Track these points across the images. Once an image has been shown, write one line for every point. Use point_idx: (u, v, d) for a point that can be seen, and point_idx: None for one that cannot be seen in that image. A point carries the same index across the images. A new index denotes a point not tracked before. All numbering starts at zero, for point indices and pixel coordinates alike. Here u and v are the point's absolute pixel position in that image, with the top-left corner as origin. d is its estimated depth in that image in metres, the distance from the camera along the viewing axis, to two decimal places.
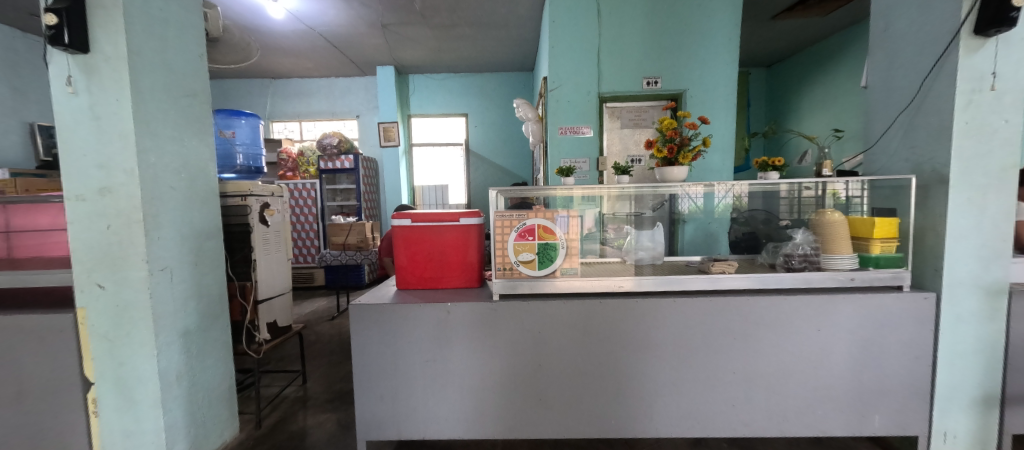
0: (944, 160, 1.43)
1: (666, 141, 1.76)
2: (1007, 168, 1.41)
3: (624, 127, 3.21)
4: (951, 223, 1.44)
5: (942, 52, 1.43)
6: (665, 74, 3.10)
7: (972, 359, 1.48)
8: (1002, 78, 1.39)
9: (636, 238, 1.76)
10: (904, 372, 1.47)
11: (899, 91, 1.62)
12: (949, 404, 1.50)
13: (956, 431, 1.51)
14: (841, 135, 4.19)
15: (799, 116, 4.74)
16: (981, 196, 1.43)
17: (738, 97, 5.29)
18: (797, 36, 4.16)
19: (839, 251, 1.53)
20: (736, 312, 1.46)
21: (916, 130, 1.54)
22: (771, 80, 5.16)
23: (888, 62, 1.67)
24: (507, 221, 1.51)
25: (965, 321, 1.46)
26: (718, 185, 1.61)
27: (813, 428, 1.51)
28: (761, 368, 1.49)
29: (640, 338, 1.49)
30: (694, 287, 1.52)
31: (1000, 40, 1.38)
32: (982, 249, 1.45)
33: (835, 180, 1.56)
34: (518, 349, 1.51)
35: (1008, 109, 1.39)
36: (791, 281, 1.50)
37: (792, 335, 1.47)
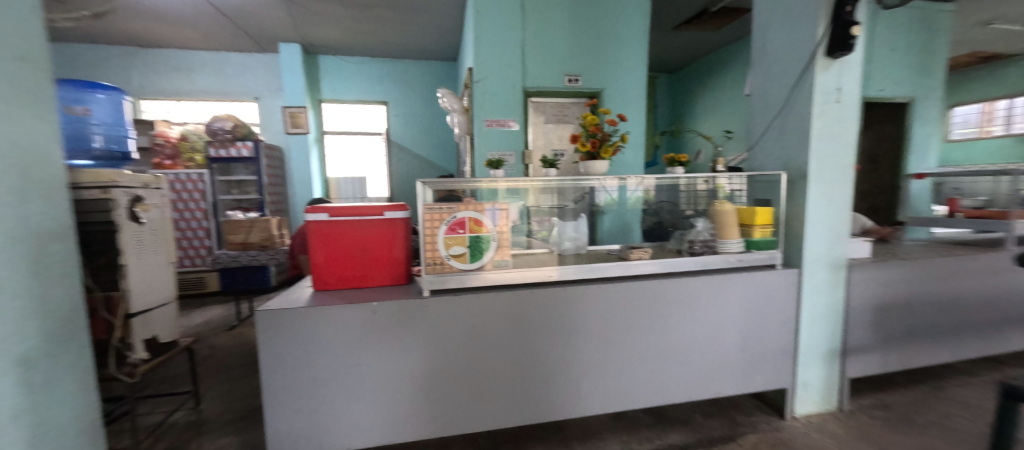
0: (803, 159, 1.75)
1: (589, 136, 1.86)
2: (847, 166, 1.77)
3: (548, 122, 3.33)
4: (810, 211, 1.76)
5: (804, 69, 1.73)
6: (586, 73, 3.25)
7: (824, 321, 1.83)
8: (844, 93, 1.73)
9: (558, 228, 1.85)
10: (777, 335, 1.78)
11: (773, 100, 1.92)
12: (808, 358, 1.84)
13: (814, 381, 1.86)
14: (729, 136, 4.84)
15: (696, 119, 5.39)
16: (829, 189, 1.77)
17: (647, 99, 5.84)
18: (694, 47, 4.70)
19: (729, 236, 1.79)
20: (650, 294, 1.62)
21: (786, 133, 1.83)
22: (672, 85, 5.80)
23: (765, 73, 1.96)
24: (436, 214, 1.46)
25: (819, 290, 1.81)
26: (632, 178, 1.78)
27: (712, 391, 1.75)
28: (671, 343, 1.67)
29: (567, 324, 1.56)
30: (614, 273, 1.64)
31: (841, 61, 1.71)
32: (830, 231, 1.80)
33: (721, 175, 1.84)
34: (449, 344, 1.47)
35: (847, 117, 1.74)
36: (693, 264, 1.71)
37: (695, 311, 1.67)
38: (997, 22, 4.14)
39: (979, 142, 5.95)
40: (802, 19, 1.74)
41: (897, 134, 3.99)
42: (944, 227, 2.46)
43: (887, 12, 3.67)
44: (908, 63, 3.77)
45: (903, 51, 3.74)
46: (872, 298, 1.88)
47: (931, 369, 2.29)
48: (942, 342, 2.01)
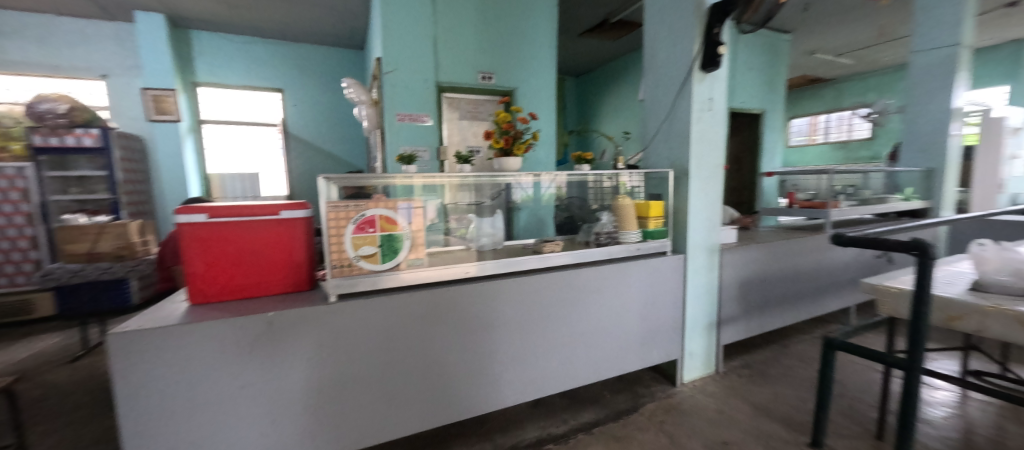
0: (686, 159, 2.00)
1: (502, 133, 1.89)
2: (717, 165, 2.08)
3: (463, 119, 3.27)
4: (692, 204, 2.03)
5: (684, 80, 1.98)
6: (498, 71, 3.28)
7: (704, 297, 2.14)
8: (715, 102, 2.03)
9: (475, 225, 1.85)
10: (668, 313, 2.03)
11: (660, 106, 2.16)
12: (693, 331, 2.13)
13: (697, 350, 2.16)
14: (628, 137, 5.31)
15: (600, 121, 5.85)
16: (706, 184, 2.06)
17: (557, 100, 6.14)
18: (597, 54, 5.09)
19: (628, 227, 1.98)
20: (562, 284, 1.71)
21: (672, 135, 2.08)
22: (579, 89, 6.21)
23: (654, 81, 2.20)
24: (342, 213, 1.33)
25: (699, 272, 2.10)
26: (545, 175, 1.86)
27: (617, 369, 1.92)
28: (582, 328, 1.79)
29: (485, 319, 1.57)
30: (529, 266, 1.70)
31: (712, 75, 2.00)
32: (707, 221, 2.09)
33: (624, 172, 2.03)
34: (360, 350, 1.37)
35: (717, 124, 2.04)
36: (600, 254, 1.86)
37: (601, 297, 1.82)
38: (817, 53, 5.27)
39: (809, 147, 7.48)
40: (682, 35, 1.99)
41: (754, 139, 4.82)
42: (786, 215, 3.05)
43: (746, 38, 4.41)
44: (760, 81, 4.58)
45: (757, 71, 4.53)
46: (739, 276, 2.25)
47: (780, 331, 2.82)
48: (785, 308, 2.50)
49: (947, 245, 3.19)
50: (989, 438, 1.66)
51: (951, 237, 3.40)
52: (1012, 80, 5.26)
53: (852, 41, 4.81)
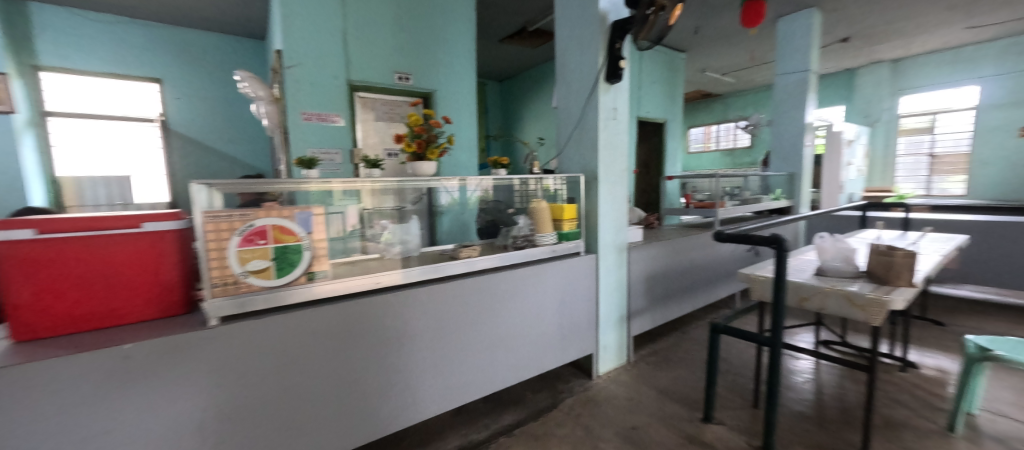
0: (595, 164, 2.13)
1: (415, 137, 1.83)
2: (622, 170, 2.24)
3: (379, 120, 3.14)
4: (601, 206, 2.17)
5: (591, 90, 2.11)
6: (416, 72, 3.19)
7: (614, 294, 2.29)
8: (618, 112, 2.18)
9: (397, 232, 1.76)
10: (583, 311, 2.14)
11: (571, 113, 2.26)
12: (606, 326, 2.27)
13: (609, 344, 2.30)
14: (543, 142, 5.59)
15: (523, 125, 6.00)
16: (612, 188, 2.21)
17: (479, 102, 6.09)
18: (518, 60, 5.21)
19: (544, 230, 2.04)
20: (480, 289, 1.72)
21: (582, 142, 2.19)
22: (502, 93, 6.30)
23: (565, 89, 2.30)
24: (222, 224, 1.17)
25: (609, 270, 2.24)
26: (471, 179, 1.86)
27: (537, 368, 1.97)
28: (501, 331, 1.81)
29: (399, 330, 1.51)
30: (451, 272, 1.68)
31: (615, 86, 2.15)
32: (615, 222, 2.25)
33: (547, 177, 2.09)
34: (252, 377, 1.22)
35: (622, 132, 2.21)
36: (516, 257, 1.90)
37: (519, 299, 1.86)
38: (707, 71, 6.01)
39: (704, 154, 8.42)
40: (588, 47, 2.11)
41: (659, 146, 5.34)
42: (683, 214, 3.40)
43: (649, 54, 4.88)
44: (662, 93, 5.08)
45: (660, 84, 5.03)
46: (644, 271, 2.45)
47: (681, 319, 3.14)
48: (684, 298, 2.79)
49: (804, 236, 3.83)
50: (832, 395, 2.02)
51: (807, 230, 4.09)
52: (845, 102, 6.54)
53: (732, 62, 5.58)
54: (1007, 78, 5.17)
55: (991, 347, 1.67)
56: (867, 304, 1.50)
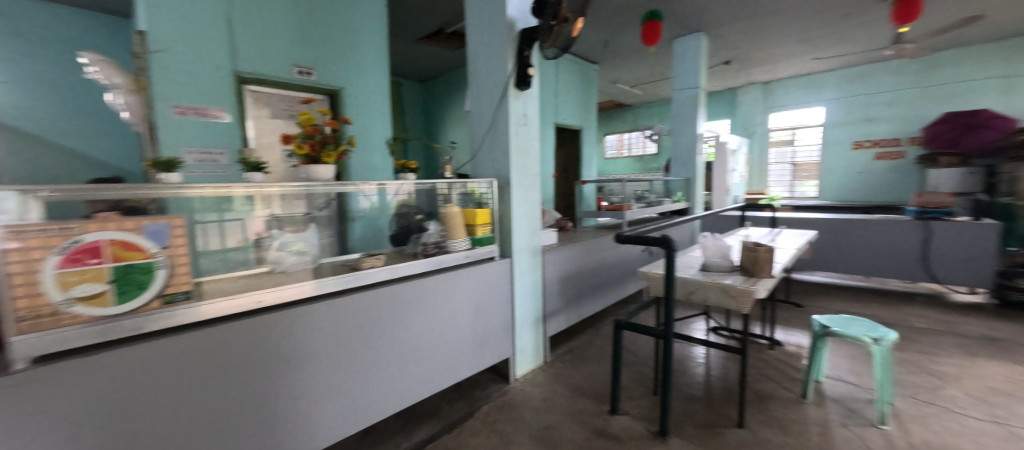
0: (507, 170, 2.15)
1: (306, 138, 1.66)
2: (534, 176, 2.30)
3: (276, 118, 2.86)
4: (514, 211, 2.19)
5: (501, 96, 2.12)
6: (320, 68, 2.96)
7: (530, 297, 2.32)
8: (529, 119, 2.23)
9: (304, 239, 1.64)
10: (499, 315, 2.14)
11: (483, 118, 2.26)
12: (522, 329, 2.29)
13: (526, 347, 2.33)
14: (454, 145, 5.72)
15: (445, 128, 5.90)
16: (525, 193, 2.25)
17: (394, 102, 5.79)
18: (438, 61, 5.11)
19: (456, 235, 2.00)
20: (388, 300, 1.63)
21: (494, 147, 2.20)
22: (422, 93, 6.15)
23: (477, 93, 2.29)
24: (34, 241, 0.92)
25: (524, 273, 2.27)
26: (390, 184, 1.79)
27: (451, 378, 1.91)
28: (412, 343, 1.72)
29: (292, 351, 1.36)
30: (374, 278, 1.63)
31: (525, 93, 2.19)
32: (528, 226, 2.28)
33: (476, 181, 2.07)
34: (83, 425, 0.99)
35: (532, 138, 2.26)
36: (426, 265, 1.83)
37: (431, 308, 1.79)
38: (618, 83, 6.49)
39: (619, 159, 9.06)
40: (498, 52, 2.12)
41: (576, 152, 5.66)
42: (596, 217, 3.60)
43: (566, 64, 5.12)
44: (576, 101, 5.39)
45: (574, 93, 5.32)
46: (558, 273, 2.54)
47: (595, 316, 3.32)
48: (596, 296, 2.95)
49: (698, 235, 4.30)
50: (717, 377, 2.28)
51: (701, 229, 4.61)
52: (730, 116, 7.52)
53: (639, 76, 6.10)
54: (842, 102, 6.39)
55: (829, 324, 2.02)
56: (739, 294, 1.71)
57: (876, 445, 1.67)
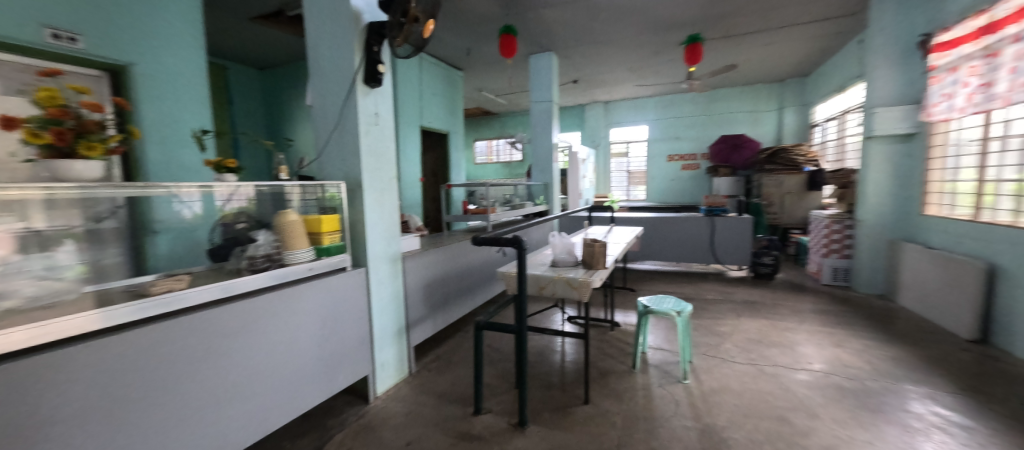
0: (358, 172, 1.98)
1: (47, 124, 1.23)
2: (390, 179, 2.18)
3: (5, 92, 2.26)
4: (368, 216, 2.03)
5: (348, 91, 1.95)
6: (88, 33, 2.43)
7: (389, 307, 2.19)
8: (381, 118, 2.10)
9: (75, 258, 1.35)
10: (354, 330, 1.94)
11: (329, 114, 2.05)
12: (382, 342, 2.14)
13: (387, 361, 2.19)
14: (294, 143, 5.21)
15: (292, 125, 5.19)
16: (380, 197, 2.11)
17: (215, 89, 4.71)
18: (280, 47, 4.47)
19: (297, 246, 1.75)
20: (202, 329, 1.30)
21: (344, 146, 2.01)
22: (264, 83, 5.28)
23: (321, 87, 2.06)
24: None
25: (382, 282, 2.13)
26: (219, 187, 1.57)
27: (294, 410, 1.64)
28: (237, 377, 1.41)
29: (30, 415, 0.96)
30: (202, 298, 1.37)
31: (376, 91, 2.07)
32: (385, 232, 2.15)
33: (333, 184, 1.95)
34: None
35: (387, 138, 2.15)
36: (255, 282, 1.54)
37: (265, 332, 1.51)
38: (483, 90, 6.77)
39: (488, 165, 9.43)
40: (342, 43, 1.94)
41: (444, 156, 5.74)
42: (462, 220, 3.65)
43: (430, 67, 5.11)
44: (441, 104, 5.44)
45: (439, 97, 5.36)
46: (420, 279, 2.47)
47: (463, 318, 3.37)
48: (461, 299, 2.99)
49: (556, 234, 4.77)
50: (569, 361, 2.54)
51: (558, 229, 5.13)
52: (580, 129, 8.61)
53: (502, 86, 6.47)
54: (659, 123, 7.97)
55: (648, 304, 2.45)
56: (580, 286, 1.92)
57: (680, 396, 2.10)
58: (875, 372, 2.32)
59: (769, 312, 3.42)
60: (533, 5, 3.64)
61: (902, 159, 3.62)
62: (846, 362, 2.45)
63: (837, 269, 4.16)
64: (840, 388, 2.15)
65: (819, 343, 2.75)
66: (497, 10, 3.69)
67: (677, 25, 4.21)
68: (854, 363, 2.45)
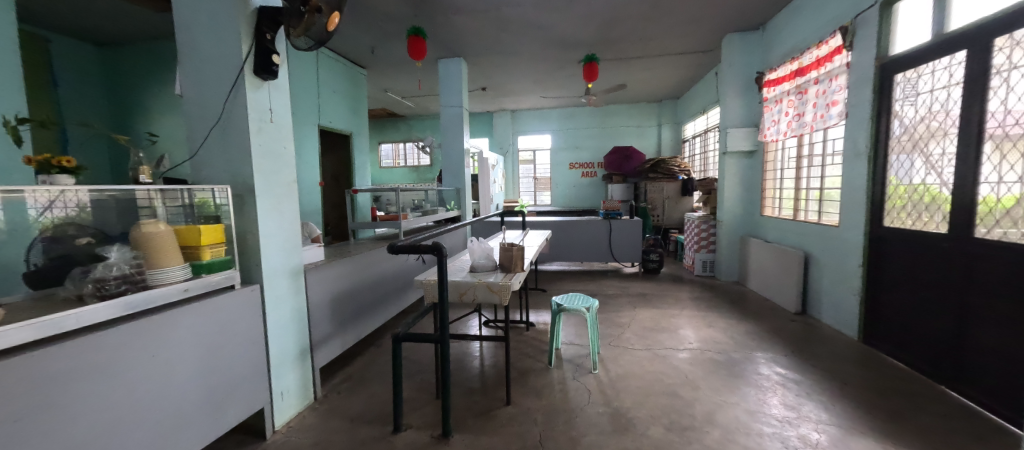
0: (248, 175, 1.72)
1: None
2: (289, 183, 1.95)
3: None
4: (262, 225, 1.78)
5: (233, 82, 1.69)
6: None
7: (290, 326, 1.95)
8: (276, 115, 1.87)
9: None
10: (247, 357, 1.68)
11: (208, 106, 1.75)
12: (282, 367, 1.89)
13: (288, 388, 1.93)
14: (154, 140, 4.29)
15: (148, 117, 4.27)
16: (278, 203, 1.87)
17: (28, 65, 3.62)
18: (130, 22, 3.66)
19: (166, 263, 1.44)
20: (24, 378, 1.00)
21: (229, 144, 1.73)
22: (105, 63, 4.25)
23: (195, 74, 1.75)
24: None
25: (281, 299, 1.88)
26: (33, 191, 1.20)
27: None
28: (78, 434, 1.11)
29: None
30: (23, 338, 1.04)
31: (270, 84, 1.83)
32: (283, 242, 1.91)
33: (203, 188, 1.64)
34: None
35: (284, 138, 1.92)
36: (107, 311, 1.23)
37: (122, 372, 1.21)
38: (389, 91, 6.47)
39: (395, 169, 9.02)
40: (223, 26, 1.68)
41: (346, 159, 5.32)
42: (370, 227, 3.42)
43: (329, 62, 4.70)
44: (343, 103, 5.05)
45: (340, 95, 4.96)
46: (325, 294, 2.25)
47: (375, 332, 3.15)
48: (373, 311, 2.81)
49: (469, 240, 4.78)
50: (488, 365, 2.57)
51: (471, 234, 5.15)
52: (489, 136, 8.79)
53: (409, 88, 6.26)
54: (561, 133, 8.59)
55: (561, 302, 2.61)
56: (500, 290, 1.96)
57: (592, 386, 2.28)
58: (736, 345, 2.84)
59: (657, 302, 3.93)
60: (444, 10, 3.62)
61: (746, 171, 4.52)
62: (715, 339, 2.96)
63: (706, 262, 4.98)
64: (713, 361, 2.58)
65: (696, 325, 3.26)
66: (404, 10, 3.58)
67: (577, 44, 4.61)
68: (721, 339, 2.96)
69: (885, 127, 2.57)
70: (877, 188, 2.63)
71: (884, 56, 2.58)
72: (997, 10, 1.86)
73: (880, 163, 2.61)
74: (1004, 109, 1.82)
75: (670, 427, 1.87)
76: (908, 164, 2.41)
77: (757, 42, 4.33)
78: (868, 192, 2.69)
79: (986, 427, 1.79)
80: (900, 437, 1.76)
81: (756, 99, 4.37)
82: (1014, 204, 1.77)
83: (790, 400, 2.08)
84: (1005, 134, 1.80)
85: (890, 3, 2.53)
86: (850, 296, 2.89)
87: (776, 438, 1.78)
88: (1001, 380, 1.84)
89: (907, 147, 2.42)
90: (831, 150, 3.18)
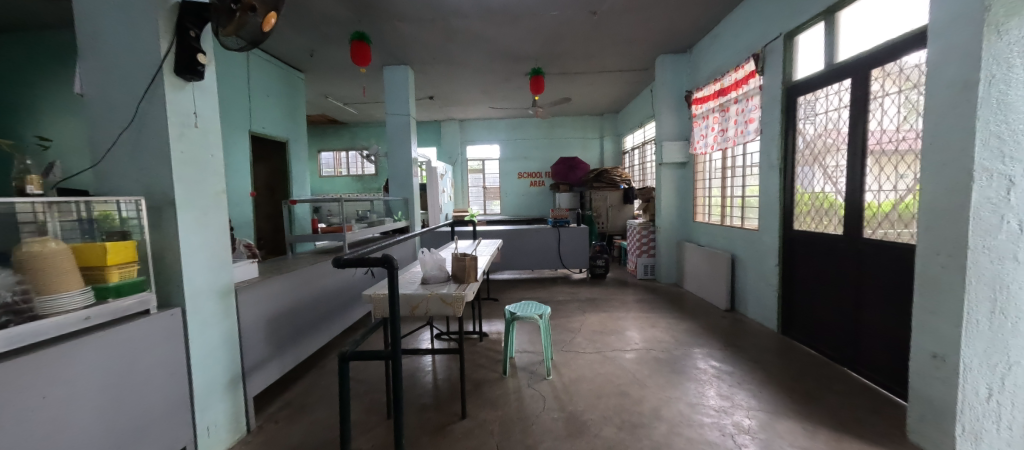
0: (167, 185, 1.54)
1: None
2: (217, 194, 1.77)
3: None
4: (184, 242, 1.59)
5: (149, 82, 1.51)
6: None
7: (219, 352, 1.75)
8: (202, 119, 1.70)
9: None
10: (163, 390, 1.47)
11: (117, 108, 1.55)
12: (208, 399, 1.68)
13: (216, 422, 1.73)
14: (44, 145, 3.68)
15: (33, 118, 3.64)
16: (204, 216, 1.69)
17: None
18: (11, 6, 3.12)
19: (60, 288, 1.24)
20: None
21: (144, 151, 1.54)
22: None
23: (102, 72, 1.55)
24: None
25: (207, 323, 1.69)
26: None
27: None
28: None
29: None
30: None
31: (194, 85, 1.66)
32: (210, 259, 1.72)
33: (107, 200, 1.43)
34: None
35: (211, 144, 1.74)
36: None
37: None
38: (330, 97, 6.17)
39: (336, 178, 8.58)
40: (137, 20, 1.50)
41: (283, 168, 4.96)
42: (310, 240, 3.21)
43: (262, 64, 4.38)
44: (278, 108, 4.73)
45: (275, 98, 4.64)
46: (260, 315, 2.06)
47: (317, 353, 2.94)
48: (316, 330, 2.62)
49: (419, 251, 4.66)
50: (442, 379, 2.51)
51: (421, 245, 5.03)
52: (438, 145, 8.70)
53: (352, 94, 6.02)
54: (509, 143, 8.74)
55: (514, 310, 2.62)
56: (454, 301, 1.92)
57: (546, 392, 2.31)
58: (676, 343, 3.05)
59: (605, 306, 4.10)
60: (390, 17, 3.55)
61: (680, 181, 4.92)
62: (658, 338, 3.15)
63: (647, 266, 5.31)
64: (658, 360, 2.74)
65: (641, 326, 3.45)
66: (347, 14, 3.45)
67: (524, 58, 4.75)
68: (664, 338, 3.16)
69: (792, 142, 2.96)
70: (788, 196, 3.00)
71: (789, 80, 2.98)
72: (871, 46, 2.23)
73: (789, 174, 2.98)
74: (881, 129, 2.18)
75: (622, 425, 1.96)
76: (811, 175, 2.77)
77: (686, 64, 4.77)
78: (781, 199, 3.05)
79: (881, 401, 2.09)
80: (813, 416, 2.00)
81: (686, 115, 4.80)
82: (891, 209, 2.12)
83: (725, 390, 2.28)
84: (883, 149, 2.17)
85: (791, 36, 2.93)
86: (769, 292, 3.23)
87: (715, 427, 1.93)
88: (889, 361, 2.16)
89: (809, 160, 2.79)
90: (750, 162, 3.57)
